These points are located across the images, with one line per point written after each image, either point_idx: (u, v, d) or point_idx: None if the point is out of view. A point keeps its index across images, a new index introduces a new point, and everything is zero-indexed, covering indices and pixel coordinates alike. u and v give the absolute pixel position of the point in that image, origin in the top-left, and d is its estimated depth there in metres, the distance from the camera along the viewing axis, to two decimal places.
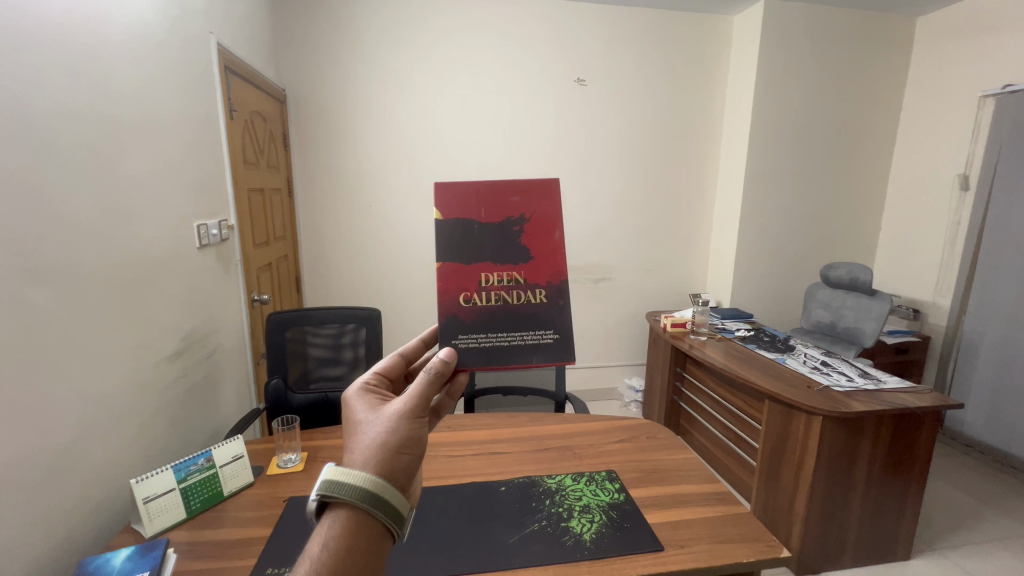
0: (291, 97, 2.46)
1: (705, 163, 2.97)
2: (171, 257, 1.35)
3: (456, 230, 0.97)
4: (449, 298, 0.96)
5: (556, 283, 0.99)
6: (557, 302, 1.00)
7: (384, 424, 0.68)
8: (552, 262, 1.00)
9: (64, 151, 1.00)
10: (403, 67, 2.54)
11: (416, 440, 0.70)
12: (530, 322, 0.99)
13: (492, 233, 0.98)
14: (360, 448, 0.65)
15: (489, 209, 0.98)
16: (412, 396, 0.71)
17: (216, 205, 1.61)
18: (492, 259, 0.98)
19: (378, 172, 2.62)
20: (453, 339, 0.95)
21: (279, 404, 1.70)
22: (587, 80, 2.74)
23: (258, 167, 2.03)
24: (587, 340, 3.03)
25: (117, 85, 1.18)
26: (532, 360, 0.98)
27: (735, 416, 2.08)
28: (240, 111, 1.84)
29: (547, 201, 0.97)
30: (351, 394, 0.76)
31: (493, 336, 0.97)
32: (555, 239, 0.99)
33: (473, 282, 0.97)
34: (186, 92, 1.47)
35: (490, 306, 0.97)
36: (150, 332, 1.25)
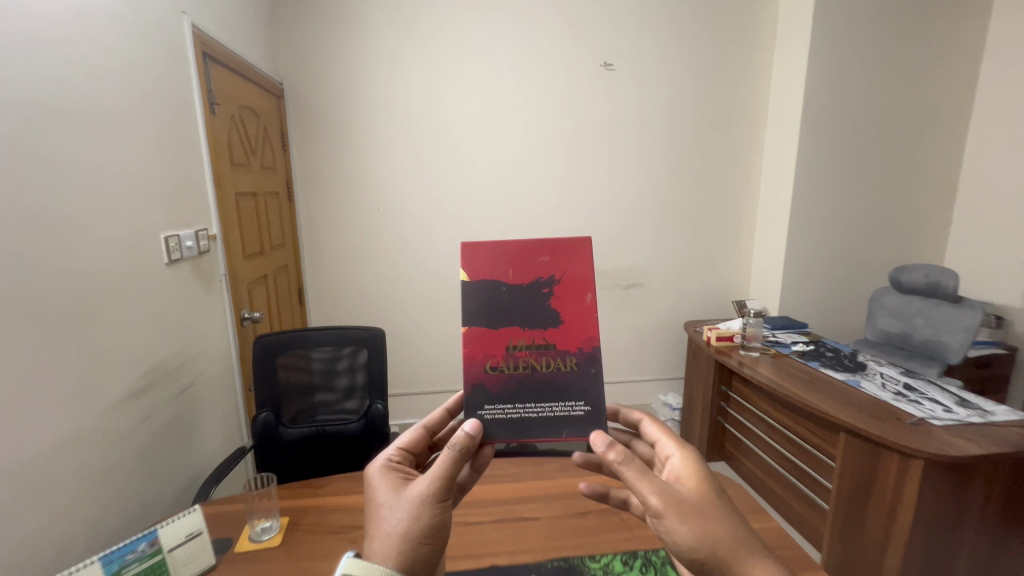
0: (290, 90, 2.25)
1: (747, 153, 2.66)
2: (131, 275, 1.13)
3: (481, 293, 0.81)
4: (476, 364, 0.80)
5: (587, 350, 0.81)
6: (589, 372, 0.80)
7: (405, 510, 0.67)
8: (583, 326, 0.81)
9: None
10: (413, 59, 2.31)
11: (440, 525, 0.68)
12: (560, 391, 0.81)
13: (522, 294, 0.81)
14: (381, 537, 0.65)
15: (517, 268, 0.82)
16: (434, 478, 0.69)
17: (194, 212, 1.39)
18: (523, 322, 0.82)
19: (386, 170, 2.39)
20: (478, 410, 0.79)
21: (268, 441, 1.47)
22: (614, 64, 2.46)
23: (250, 168, 1.81)
24: (616, 351, 2.76)
25: (53, 64, 0.94)
26: (562, 435, 0.79)
27: (797, 446, 1.79)
28: (225, 106, 1.62)
29: (578, 260, 0.80)
30: (374, 470, 0.75)
31: (521, 407, 0.79)
32: (587, 302, 0.81)
33: (501, 347, 0.81)
34: (150, 79, 1.24)
35: (519, 375, 0.80)
36: (101, 370, 1.02)
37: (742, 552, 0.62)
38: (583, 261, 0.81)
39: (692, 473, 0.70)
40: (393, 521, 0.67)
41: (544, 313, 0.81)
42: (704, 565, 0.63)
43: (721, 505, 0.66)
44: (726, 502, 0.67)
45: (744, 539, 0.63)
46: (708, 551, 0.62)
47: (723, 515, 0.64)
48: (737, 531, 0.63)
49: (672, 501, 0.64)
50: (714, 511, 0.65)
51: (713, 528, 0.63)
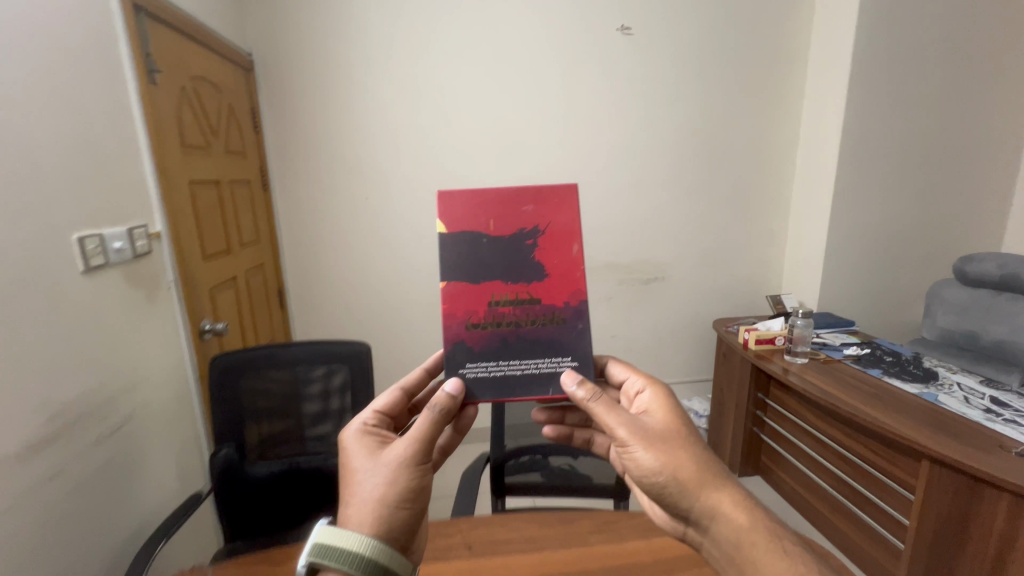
0: (261, 64, 1.97)
1: (782, 130, 2.36)
2: (22, 289, 0.84)
3: (463, 244, 0.89)
4: (455, 321, 0.89)
5: (575, 303, 0.90)
6: (575, 327, 0.90)
7: (383, 475, 0.75)
8: (569, 279, 0.90)
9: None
10: (401, 25, 2.00)
11: (416, 489, 0.75)
12: (545, 347, 0.90)
13: (503, 251, 0.89)
14: (359, 499, 0.72)
15: (498, 220, 0.89)
16: (411, 443, 0.77)
17: (125, 206, 1.11)
18: (505, 278, 0.89)
19: (374, 155, 2.10)
20: (461, 367, 0.88)
21: (231, 481, 1.23)
22: (633, 28, 2.15)
23: (211, 152, 1.53)
24: (635, 353, 2.50)
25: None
26: (547, 392, 0.89)
27: (857, 468, 1.54)
28: (171, 75, 1.33)
29: (562, 214, 0.88)
30: (350, 440, 0.82)
31: (506, 364, 0.89)
32: (573, 254, 0.90)
33: (483, 304, 0.89)
34: (53, 27, 0.95)
35: (502, 332, 0.89)
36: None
37: (699, 475, 0.76)
38: (558, 215, 0.89)
39: (658, 407, 0.87)
40: (372, 485, 0.74)
41: (529, 267, 0.90)
42: (664, 487, 0.77)
43: (683, 435, 0.81)
44: (687, 432, 0.82)
45: (700, 463, 0.77)
46: (667, 474, 0.76)
47: (683, 444, 0.79)
48: (694, 458, 0.77)
49: (637, 432, 0.79)
50: (674, 439, 0.79)
51: (674, 455, 0.77)
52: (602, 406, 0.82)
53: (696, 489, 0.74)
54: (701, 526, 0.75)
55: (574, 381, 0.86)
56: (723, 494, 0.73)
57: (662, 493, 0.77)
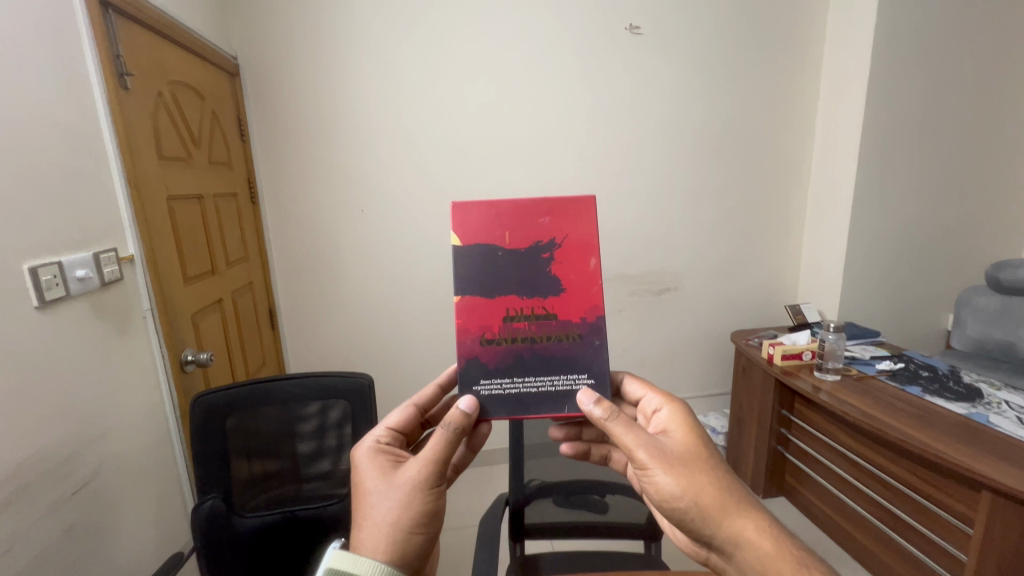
0: (247, 69, 1.84)
1: (796, 132, 2.27)
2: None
3: (476, 256, 0.76)
4: (470, 337, 0.76)
5: (592, 320, 0.77)
6: (593, 343, 0.77)
7: (395, 499, 0.66)
8: (585, 296, 0.77)
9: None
10: (398, 24, 1.88)
11: (432, 513, 0.67)
12: (561, 363, 0.77)
13: (520, 262, 0.76)
14: (371, 525, 0.65)
15: (514, 230, 0.76)
16: (425, 463, 0.68)
17: (89, 230, 0.98)
18: (520, 291, 0.76)
19: (371, 163, 1.98)
20: (474, 385, 0.76)
21: (215, 540, 1.07)
22: (642, 27, 2.04)
23: (193, 164, 1.40)
24: (648, 368, 2.38)
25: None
26: (564, 411, 0.76)
27: (900, 494, 1.42)
28: (145, 79, 1.20)
29: (583, 223, 0.76)
30: (361, 456, 0.73)
31: (521, 382, 0.76)
32: (591, 268, 0.77)
33: (498, 319, 0.76)
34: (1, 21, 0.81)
35: (517, 347, 0.76)
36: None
37: (725, 502, 0.65)
38: (580, 224, 0.76)
39: (678, 426, 0.75)
40: (383, 509, 0.66)
41: (544, 282, 0.77)
42: (687, 514, 0.66)
43: (707, 457, 0.70)
44: (713, 454, 0.71)
45: (726, 487, 0.67)
46: (691, 501, 0.66)
47: (708, 466, 0.68)
48: (720, 482, 0.67)
49: (657, 453, 0.68)
50: (698, 461, 0.69)
51: (698, 480, 0.67)
52: (618, 424, 0.70)
53: (723, 517, 0.65)
54: (725, 554, 0.66)
55: (587, 398, 0.73)
56: (749, 520, 0.64)
57: (684, 521, 0.67)
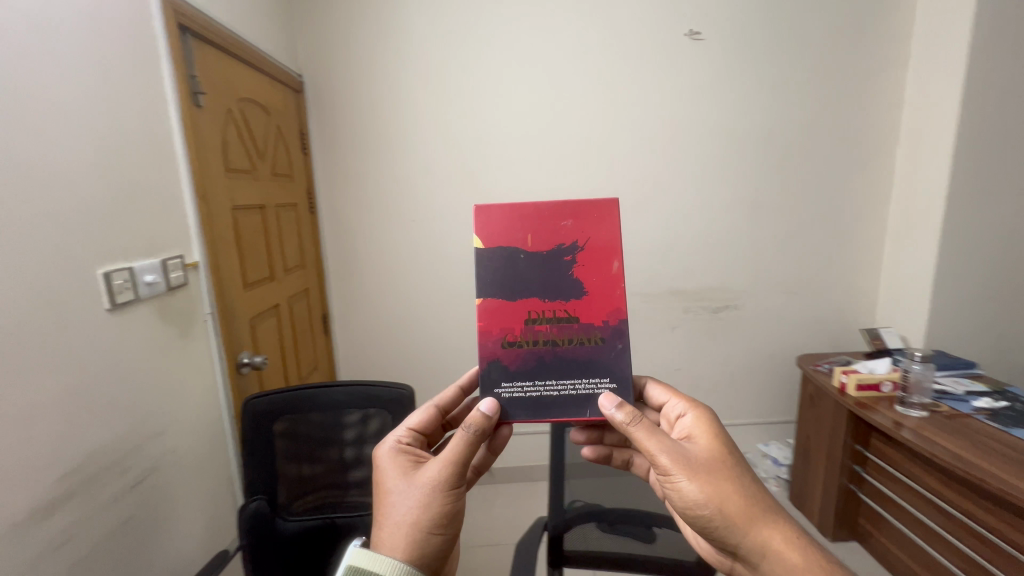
0: (311, 85, 1.93)
1: (876, 139, 2.07)
2: (23, 335, 0.73)
3: (499, 259, 0.77)
4: (491, 339, 0.77)
5: (613, 323, 0.77)
6: (615, 346, 0.76)
7: (415, 500, 0.68)
8: (607, 298, 0.77)
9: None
10: (453, 37, 1.91)
11: (451, 513, 0.69)
12: (581, 366, 0.77)
13: (542, 265, 0.77)
14: (391, 525, 0.67)
15: (537, 234, 0.78)
16: (445, 465, 0.69)
17: (159, 237, 1.05)
18: (542, 294, 0.77)
19: (422, 175, 2.01)
20: (495, 387, 0.76)
21: (260, 537, 1.11)
22: (703, 33, 1.96)
23: (257, 176, 1.48)
24: (702, 389, 2.24)
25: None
26: (585, 415, 0.75)
27: (1001, 553, 1.23)
28: (217, 97, 1.29)
29: (605, 226, 0.77)
30: (383, 455, 0.74)
31: (542, 385, 0.76)
32: (614, 270, 0.77)
33: (520, 321, 0.77)
34: (83, 44, 0.88)
35: (538, 350, 0.77)
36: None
37: (750, 510, 0.64)
38: (601, 227, 0.77)
39: (702, 431, 0.73)
40: (404, 509, 0.67)
41: (566, 284, 0.77)
42: (711, 521, 0.66)
43: (732, 463, 0.68)
44: (738, 461, 0.70)
45: (751, 494, 0.66)
46: (715, 508, 0.65)
47: (734, 472, 0.67)
48: (746, 489, 0.66)
49: (679, 459, 0.67)
50: (723, 465, 0.68)
51: (722, 487, 0.65)
52: (641, 429, 0.68)
53: (748, 525, 0.64)
54: (751, 564, 0.65)
55: (608, 402, 0.72)
56: (775, 529, 0.63)
57: (708, 528, 0.66)
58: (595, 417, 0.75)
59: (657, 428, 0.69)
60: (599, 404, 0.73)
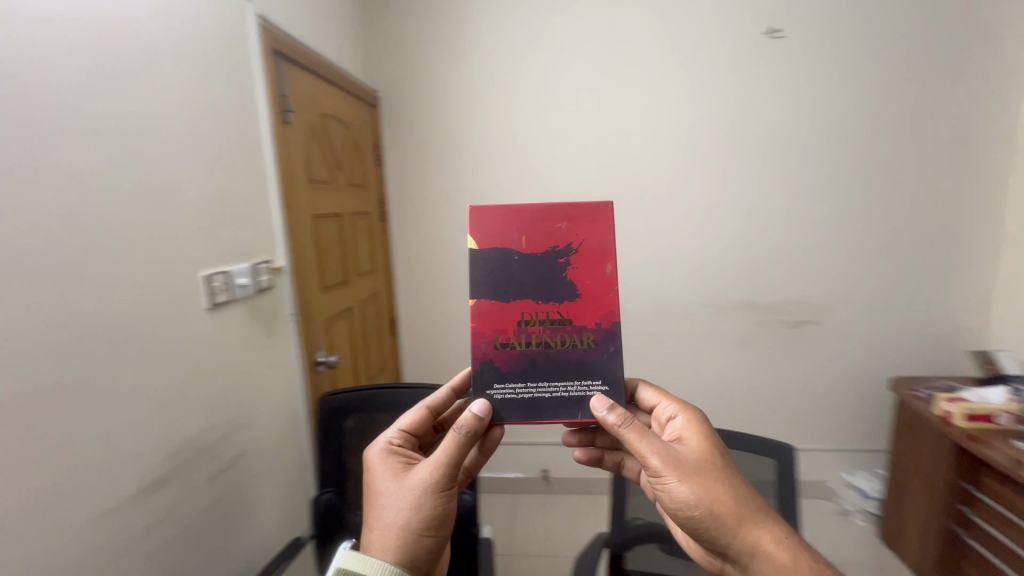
0: (385, 100, 2.04)
1: (992, 137, 1.84)
2: (137, 332, 0.83)
3: (492, 260, 0.74)
4: (484, 339, 0.74)
5: (605, 326, 0.74)
6: (608, 349, 0.74)
7: (405, 501, 0.68)
8: (600, 301, 0.74)
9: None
10: (520, 48, 1.94)
11: (442, 515, 0.69)
12: (573, 368, 0.74)
13: (535, 266, 0.74)
14: (381, 527, 0.67)
15: (532, 234, 0.75)
16: (437, 466, 0.69)
17: (252, 243, 1.15)
18: (535, 296, 0.74)
19: (488, 183, 2.05)
20: (487, 389, 0.73)
21: (330, 528, 1.17)
22: (784, 30, 1.84)
23: (335, 186, 1.57)
24: (777, 408, 2.10)
25: (11, 38, 0.65)
26: (576, 418, 0.73)
27: None
28: (303, 114, 1.40)
29: (599, 227, 0.74)
30: (374, 457, 0.74)
31: (535, 387, 0.74)
32: (607, 272, 0.74)
33: (512, 322, 0.74)
34: (188, 75, 0.98)
35: (531, 352, 0.74)
36: (73, 480, 0.72)
37: (739, 511, 0.64)
38: (596, 228, 0.74)
39: (692, 431, 0.72)
40: (394, 510, 0.68)
41: (560, 286, 0.75)
42: (701, 523, 0.65)
43: (721, 464, 0.68)
44: (728, 461, 0.69)
45: (741, 495, 0.65)
46: (706, 509, 0.64)
47: (723, 473, 0.66)
48: (735, 489, 0.65)
49: (670, 459, 0.67)
50: (713, 466, 0.67)
51: (712, 488, 0.65)
52: (631, 431, 0.68)
53: (738, 526, 0.63)
54: (740, 565, 0.65)
55: (599, 403, 0.71)
56: (765, 529, 0.63)
57: (698, 530, 0.66)
58: (585, 419, 0.73)
59: (647, 429, 0.68)
60: (589, 406, 0.72)
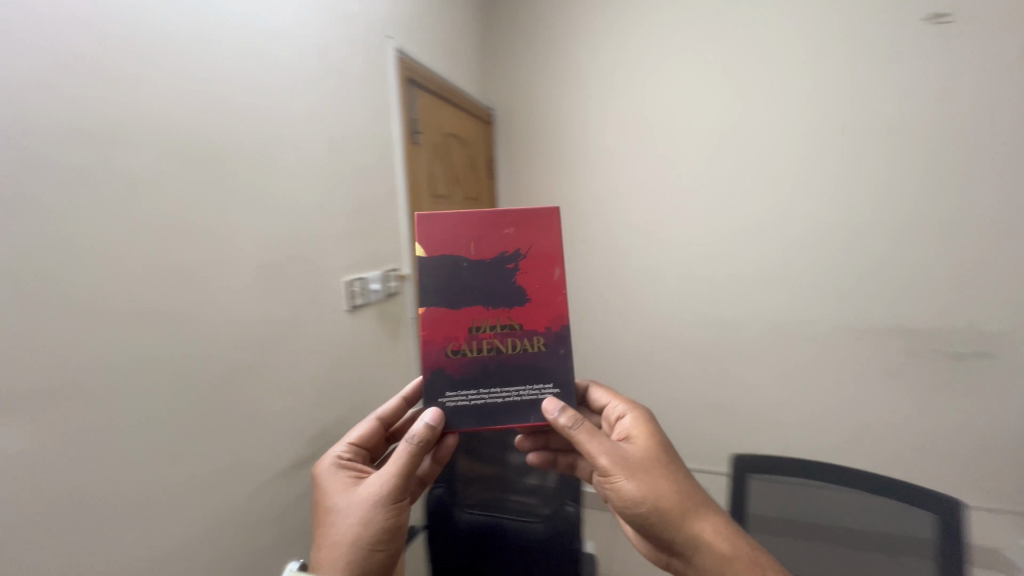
0: (500, 117, 2.16)
1: None
2: (294, 327, 1.00)
3: (437, 267, 0.70)
4: (436, 347, 0.70)
5: (556, 328, 0.71)
6: (559, 351, 0.71)
7: (355, 516, 0.65)
8: (551, 304, 0.71)
9: (33, 176, 0.60)
10: (632, 58, 1.92)
11: (395, 528, 0.66)
12: (525, 372, 0.71)
13: (483, 272, 0.70)
14: (330, 543, 0.63)
15: (480, 240, 0.70)
16: (388, 478, 0.66)
17: (383, 253, 1.29)
18: (484, 301, 0.70)
19: (597, 195, 2.06)
20: (438, 398, 0.70)
21: (442, 522, 1.23)
22: (951, 14, 1.54)
23: (453, 200, 1.69)
24: (937, 457, 1.76)
25: (209, 96, 0.83)
26: (528, 422, 0.70)
27: None
28: (430, 135, 1.53)
29: (546, 229, 0.70)
30: (324, 472, 0.71)
31: (485, 393, 0.70)
32: (557, 274, 0.71)
33: (462, 328, 0.70)
34: (334, 110, 1.13)
35: (482, 357, 0.70)
36: (236, 452, 0.88)
37: (683, 505, 0.65)
38: (542, 230, 0.70)
39: (638, 428, 0.73)
40: (343, 527, 0.64)
41: (510, 291, 0.70)
42: (648, 519, 0.65)
43: (666, 460, 0.68)
44: (672, 457, 0.70)
45: (686, 489, 0.66)
46: (652, 505, 0.64)
47: (667, 469, 0.67)
48: (678, 483, 0.66)
49: (617, 457, 0.66)
50: (659, 462, 0.68)
51: (658, 483, 0.65)
52: (580, 432, 0.67)
53: (682, 521, 0.64)
54: (685, 561, 0.65)
55: (550, 404, 0.69)
56: (709, 523, 0.64)
57: (644, 527, 0.66)
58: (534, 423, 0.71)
59: (594, 429, 0.68)
60: (540, 408, 0.70)
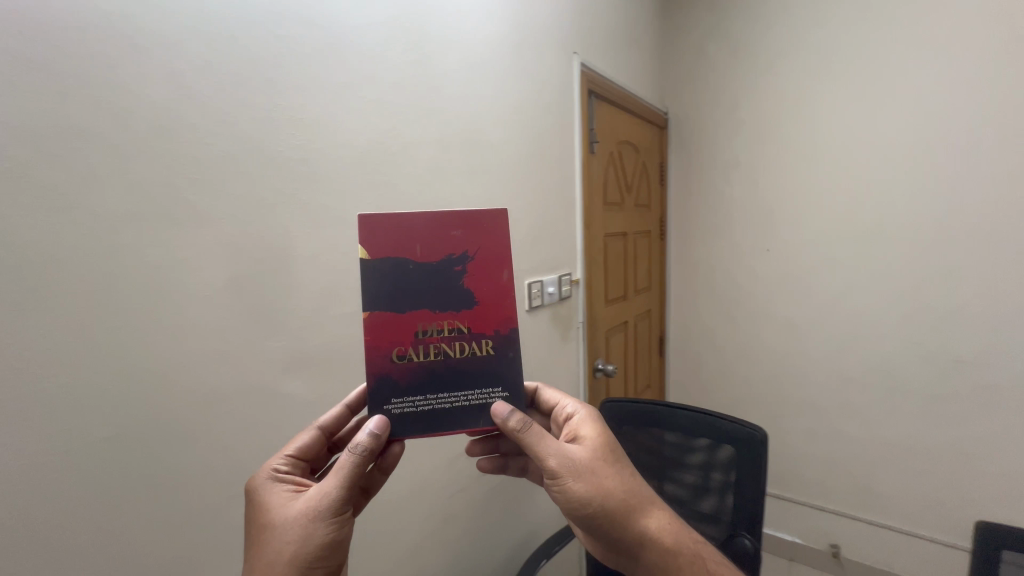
0: (674, 119, 2.07)
1: None
2: None
3: (381, 271, 0.62)
4: (380, 353, 0.62)
5: (504, 332, 0.65)
6: (506, 354, 0.65)
7: (292, 531, 0.54)
8: (498, 308, 0.65)
9: (321, 195, 0.81)
10: (839, 35, 1.63)
11: (338, 544, 0.55)
12: (473, 377, 0.65)
13: (431, 276, 0.63)
14: (264, 564, 0.52)
15: (426, 240, 0.63)
16: (331, 488, 0.56)
17: (561, 258, 1.35)
18: (431, 305, 0.63)
19: (784, 197, 1.80)
20: (385, 405, 0.62)
21: None
22: None
23: (623, 207, 1.68)
24: None
25: (426, 121, 0.99)
26: (478, 426, 0.64)
27: None
28: (604, 144, 1.55)
29: (495, 230, 0.64)
30: (258, 486, 0.60)
31: (434, 398, 0.63)
32: (506, 277, 0.65)
33: (407, 334, 0.63)
34: (522, 125, 1.23)
35: (431, 363, 0.64)
36: None
37: (631, 502, 0.61)
38: (490, 231, 0.64)
39: (587, 426, 0.68)
40: (278, 545, 0.53)
41: (458, 294, 0.64)
42: (599, 520, 0.60)
43: (617, 456, 0.64)
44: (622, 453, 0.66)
45: (634, 485, 0.62)
46: (603, 505, 0.60)
47: (618, 464, 0.63)
48: (627, 478, 0.62)
49: (568, 459, 0.61)
50: (610, 460, 0.63)
51: (609, 482, 0.61)
52: (532, 436, 0.61)
53: (631, 518, 0.60)
54: (633, 559, 0.62)
55: (501, 407, 0.63)
56: (653, 517, 0.62)
57: (593, 528, 0.61)
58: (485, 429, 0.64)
59: (545, 432, 0.62)
60: (493, 413, 0.63)
